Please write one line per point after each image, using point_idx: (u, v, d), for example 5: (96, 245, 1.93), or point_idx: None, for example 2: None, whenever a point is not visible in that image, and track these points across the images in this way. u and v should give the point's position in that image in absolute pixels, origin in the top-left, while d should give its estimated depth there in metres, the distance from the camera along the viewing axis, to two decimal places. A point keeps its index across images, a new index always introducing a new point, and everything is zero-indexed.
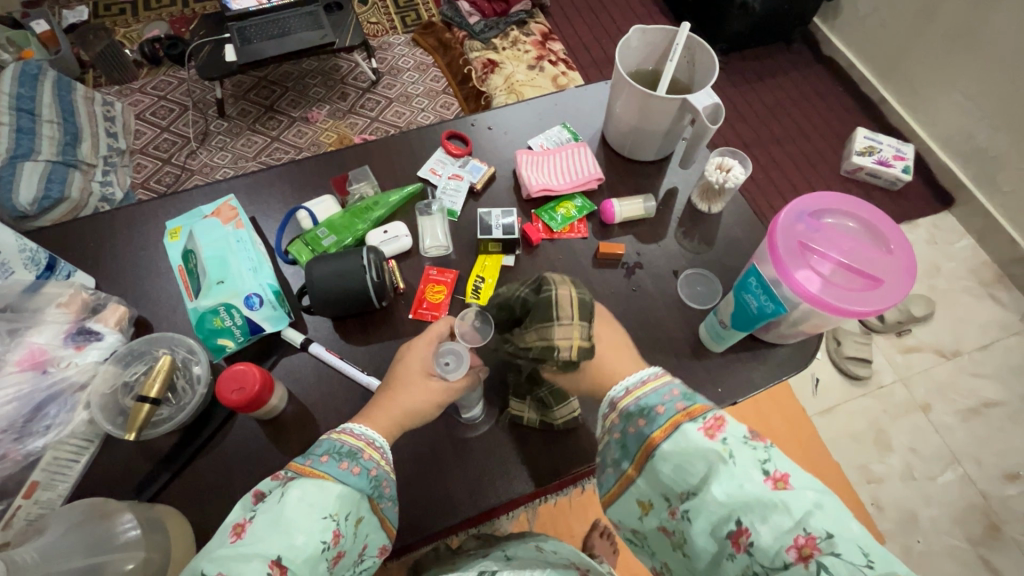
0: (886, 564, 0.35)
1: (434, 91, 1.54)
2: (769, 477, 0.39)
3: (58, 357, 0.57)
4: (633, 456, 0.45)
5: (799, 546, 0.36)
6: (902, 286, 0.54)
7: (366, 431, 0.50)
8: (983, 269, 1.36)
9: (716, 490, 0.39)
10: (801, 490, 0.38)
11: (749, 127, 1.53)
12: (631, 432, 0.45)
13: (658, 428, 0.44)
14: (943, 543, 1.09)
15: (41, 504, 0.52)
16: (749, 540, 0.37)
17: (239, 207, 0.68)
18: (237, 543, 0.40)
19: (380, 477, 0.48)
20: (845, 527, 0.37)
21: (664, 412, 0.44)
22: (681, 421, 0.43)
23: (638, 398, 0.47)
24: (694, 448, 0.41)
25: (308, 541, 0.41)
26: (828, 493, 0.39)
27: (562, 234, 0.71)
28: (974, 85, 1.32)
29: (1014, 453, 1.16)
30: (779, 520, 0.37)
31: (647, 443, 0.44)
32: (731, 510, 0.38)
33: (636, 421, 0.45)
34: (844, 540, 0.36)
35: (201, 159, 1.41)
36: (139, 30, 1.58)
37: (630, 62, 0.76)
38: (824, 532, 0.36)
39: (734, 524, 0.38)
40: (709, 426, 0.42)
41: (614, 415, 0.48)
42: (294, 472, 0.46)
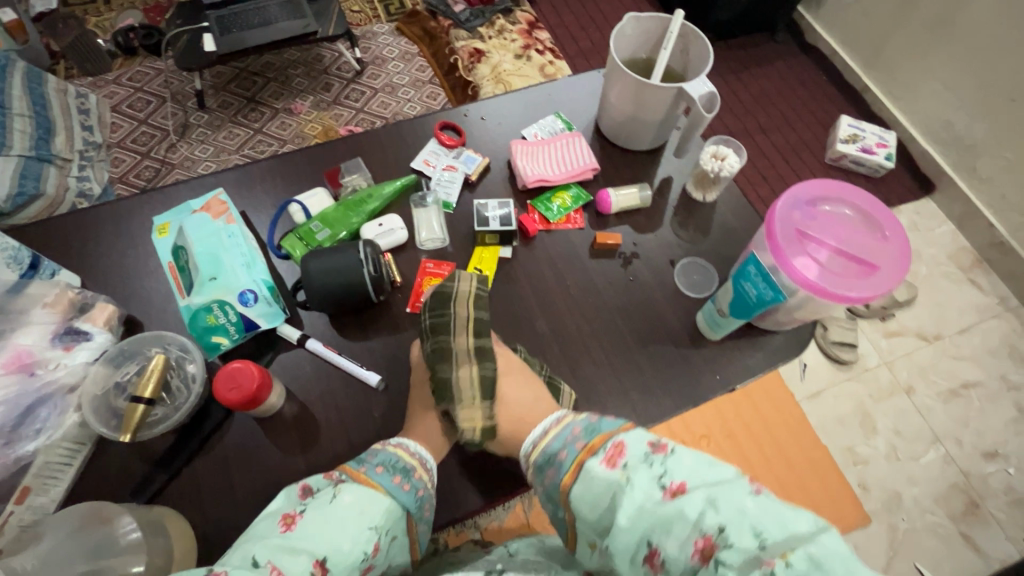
0: (782, 537, 0.38)
1: (419, 81, 1.52)
2: (665, 490, 0.42)
3: (47, 359, 0.55)
4: (558, 503, 0.48)
5: (700, 549, 0.39)
6: (896, 273, 0.55)
7: (418, 449, 0.53)
8: (963, 253, 1.40)
9: (620, 520, 0.42)
10: (694, 491, 0.41)
11: (736, 116, 1.54)
12: (549, 480, 0.49)
13: (566, 474, 0.47)
14: (926, 521, 1.12)
15: (34, 510, 0.51)
16: (660, 557, 0.41)
17: (229, 200, 0.66)
18: (287, 533, 0.44)
19: (426, 499, 0.50)
20: (737, 513, 0.39)
21: (566, 456, 0.48)
22: (584, 458, 0.46)
23: (541, 452, 0.50)
24: (597, 483, 0.45)
25: (353, 548, 0.44)
26: (721, 483, 0.41)
27: (558, 225, 0.71)
28: (954, 73, 1.35)
29: (992, 432, 1.20)
30: (676, 529, 0.40)
31: (561, 490, 0.47)
32: (638, 535, 0.42)
33: (549, 469, 0.49)
34: (734, 528, 0.38)
35: (181, 152, 1.37)
36: (111, 19, 1.53)
37: (624, 51, 0.76)
38: (717, 528, 0.39)
39: (645, 546, 0.41)
40: (609, 456, 0.45)
41: (532, 464, 0.51)
42: (348, 475, 0.49)
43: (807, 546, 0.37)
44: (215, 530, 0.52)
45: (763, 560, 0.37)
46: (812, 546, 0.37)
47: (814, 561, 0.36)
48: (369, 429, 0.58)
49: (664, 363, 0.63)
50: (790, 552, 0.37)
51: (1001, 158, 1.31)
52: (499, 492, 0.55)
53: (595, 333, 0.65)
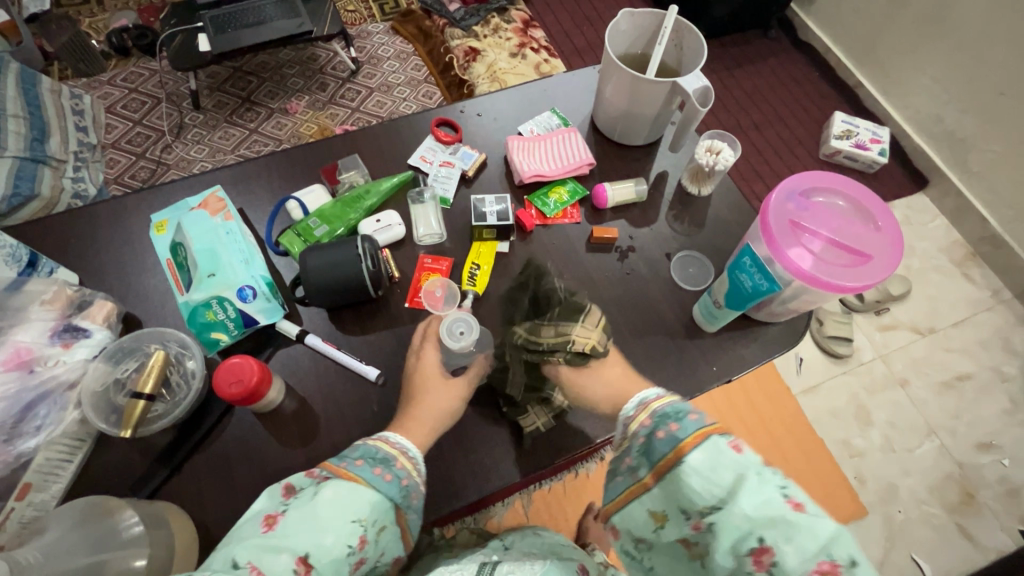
0: None
1: (415, 80, 1.52)
2: (790, 499, 0.38)
3: (45, 356, 0.55)
4: (653, 463, 0.44)
5: (821, 571, 0.36)
6: (890, 261, 0.55)
7: (400, 441, 0.52)
8: (956, 247, 1.41)
9: (744, 506, 0.38)
10: (820, 515, 0.38)
11: (730, 112, 1.55)
12: (659, 437, 0.44)
13: (689, 436, 0.43)
14: (922, 512, 1.13)
15: (35, 506, 0.51)
16: (772, 559, 0.37)
17: (227, 197, 0.66)
18: (268, 534, 0.41)
19: (411, 487, 0.49)
20: (866, 550, 0.37)
21: (694, 420, 0.44)
22: (712, 432, 0.43)
23: (655, 412, 0.47)
24: (724, 461, 0.41)
25: (336, 543, 0.42)
26: (847, 519, 0.39)
27: (555, 220, 0.71)
28: (946, 68, 1.36)
29: (986, 424, 1.21)
30: (804, 542, 0.37)
31: (676, 449, 0.43)
32: (754, 527, 0.38)
33: (665, 426, 0.45)
34: (868, 565, 0.36)
35: (177, 152, 1.37)
36: (105, 20, 1.53)
37: (618, 46, 0.76)
38: (848, 558, 0.36)
39: (756, 541, 0.38)
40: (738, 442, 0.42)
41: (643, 416, 0.48)
42: (328, 472, 0.47)
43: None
44: (217, 524, 0.53)
45: None
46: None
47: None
48: (368, 423, 0.58)
49: (661, 355, 0.64)
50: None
51: (993, 152, 1.32)
52: None
53: None
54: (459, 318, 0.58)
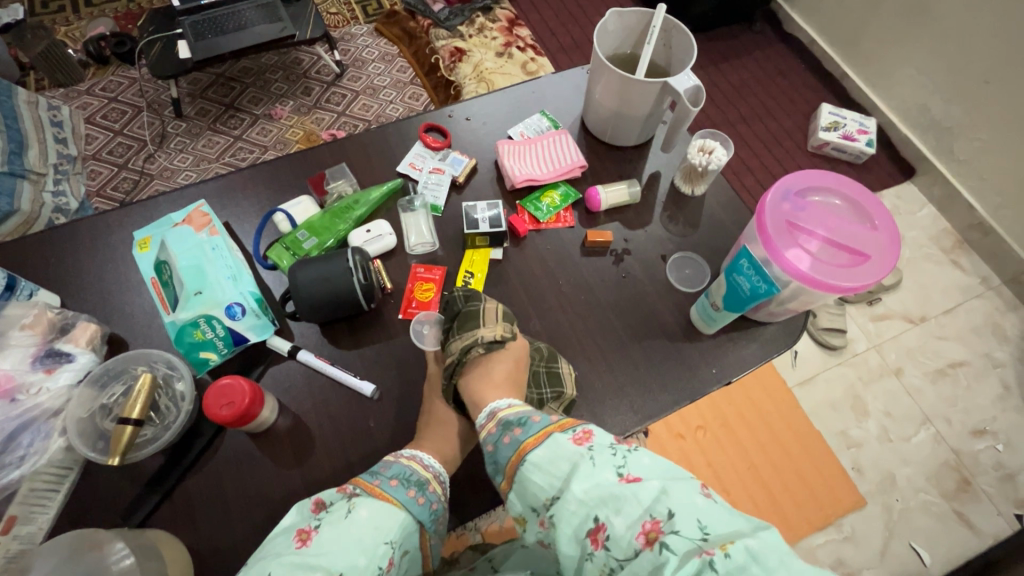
0: (724, 533, 0.37)
1: (401, 82, 1.50)
2: (623, 475, 0.40)
3: (27, 383, 0.53)
4: (504, 471, 0.46)
5: (646, 531, 0.38)
6: (887, 260, 0.55)
7: (433, 463, 0.52)
8: (945, 235, 1.42)
9: (575, 490, 0.40)
10: (649, 479, 0.40)
11: (719, 107, 1.55)
12: (505, 443, 0.46)
13: (530, 436, 0.45)
14: (920, 500, 1.14)
15: (22, 540, 0.49)
16: (605, 534, 0.39)
17: (212, 212, 0.65)
18: (303, 549, 0.43)
19: (439, 513, 0.50)
20: (688, 502, 0.38)
21: (538, 422, 0.46)
22: (553, 431, 0.44)
23: (498, 424, 0.48)
24: (561, 453, 0.42)
25: (368, 564, 0.43)
26: (675, 476, 0.40)
27: (548, 224, 0.70)
28: (930, 58, 1.36)
29: (980, 410, 1.22)
30: (628, 510, 0.39)
31: (519, 452, 0.45)
32: (588, 508, 0.40)
33: (509, 431, 0.46)
34: (683, 516, 0.37)
35: (159, 162, 1.35)
36: (82, 28, 1.49)
37: (607, 46, 0.75)
38: (667, 513, 0.38)
39: (592, 520, 0.40)
40: (578, 435, 0.43)
41: (492, 425, 0.48)
42: (361, 489, 0.48)
43: (746, 538, 0.36)
44: (211, 550, 0.51)
45: (703, 548, 0.36)
46: (752, 539, 0.36)
47: (750, 554, 0.35)
48: (366, 439, 0.57)
49: (660, 359, 0.63)
50: (729, 543, 0.36)
51: (979, 140, 1.32)
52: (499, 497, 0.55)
53: (590, 332, 0.64)
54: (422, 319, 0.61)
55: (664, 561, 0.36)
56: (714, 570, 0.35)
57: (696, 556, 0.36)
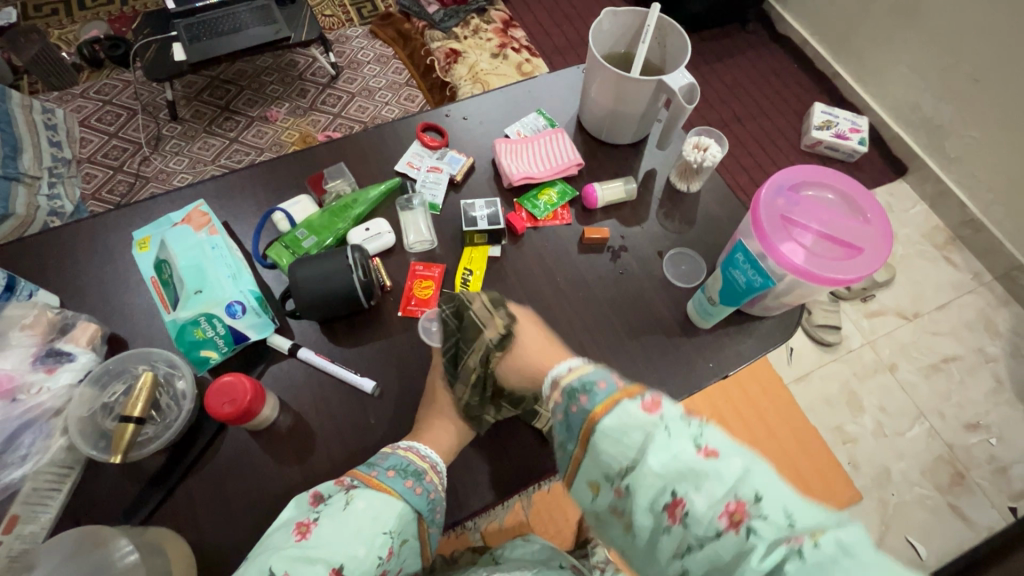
0: (811, 517, 0.33)
1: (396, 84, 1.51)
2: (703, 448, 0.35)
3: (28, 383, 0.53)
4: (576, 437, 0.40)
5: (730, 513, 0.34)
6: (880, 253, 0.56)
7: (430, 454, 0.53)
8: (937, 232, 1.43)
9: (652, 462, 0.35)
10: (731, 455, 0.36)
11: (712, 107, 1.56)
12: (573, 411, 0.41)
13: (598, 404, 0.39)
14: (916, 494, 1.15)
15: (23, 539, 0.49)
16: (685, 510, 0.34)
17: (211, 211, 0.65)
18: (302, 542, 0.43)
19: (437, 501, 0.50)
20: (774, 487, 0.34)
21: (604, 388, 0.40)
22: (621, 398, 0.39)
23: (566, 380, 0.42)
24: (631, 421, 0.37)
25: (367, 554, 0.44)
26: (757, 455, 0.36)
27: (545, 222, 0.71)
28: (920, 57, 1.38)
29: (973, 404, 1.24)
30: (711, 488, 0.34)
31: (588, 420, 0.39)
32: (666, 482, 0.35)
33: (575, 395, 0.41)
34: (772, 499, 0.33)
35: (155, 165, 1.35)
36: (75, 31, 1.49)
37: (602, 46, 0.76)
38: (754, 494, 0.34)
39: (669, 495, 0.35)
40: (649, 403, 0.38)
41: (558, 393, 0.43)
42: (359, 481, 0.48)
43: (834, 529, 0.33)
44: (212, 548, 0.51)
45: (790, 536, 0.33)
46: (847, 531, 0.33)
47: (841, 546, 0.32)
48: (367, 436, 0.57)
49: (658, 354, 0.64)
50: (819, 533, 0.32)
51: (969, 137, 1.34)
52: (500, 491, 0.56)
53: (588, 328, 0.65)
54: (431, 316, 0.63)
55: (750, 546, 0.33)
56: (802, 561, 0.32)
57: (782, 543, 0.32)
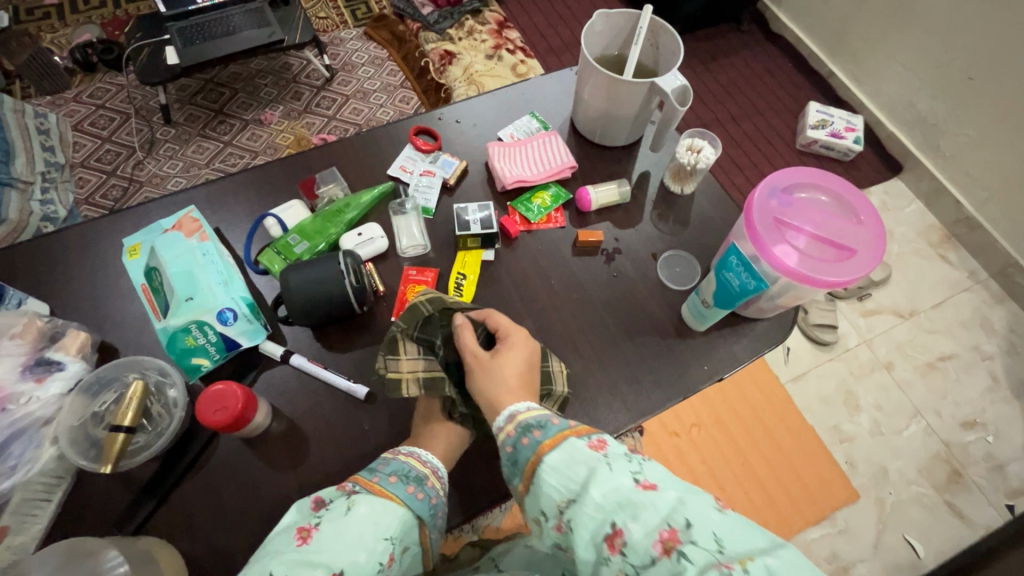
0: (741, 546, 0.37)
1: (391, 86, 1.50)
2: (640, 481, 0.40)
3: (17, 393, 0.53)
4: (521, 472, 0.45)
5: (664, 540, 0.37)
6: (873, 255, 0.56)
7: (430, 459, 0.52)
8: (933, 230, 1.43)
9: (594, 493, 0.39)
10: (669, 489, 0.40)
11: (707, 107, 1.56)
12: (524, 444, 0.45)
13: (549, 437, 0.44)
14: (913, 492, 1.15)
15: (13, 550, 0.49)
16: (622, 540, 0.38)
17: (202, 217, 0.64)
18: (303, 548, 0.43)
19: (438, 507, 0.50)
20: (707, 516, 0.38)
21: (556, 425, 0.45)
22: (570, 435, 0.44)
23: (516, 426, 0.47)
24: (578, 456, 0.42)
25: (368, 560, 0.43)
26: (692, 488, 0.40)
27: (539, 225, 0.71)
28: (915, 56, 1.38)
29: (969, 402, 1.24)
30: (646, 516, 0.38)
31: (536, 454, 0.44)
32: (606, 513, 0.39)
33: (528, 433, 0.45)
34: (702, 526, 0.37)
35: (149, 169, 1.34)
36: (68, 35, 1.48)
37: (595, 48, 0.76)
38: (686, 522, 0.37)
39: (609, 526, 0.39)
40: (595, 443, 0.43)
41: (510, 427, 0.47)
42: (360, 486, 0.48)
43: (765, 556, 0.36)
44: (205, 558, 0.51)
45: (721, 562, 0.36)
46: (772, 559, 0.36)
47: (768, 571, 0.35)
48: (360, 443, 0.57)
49: (653, 357, 0.64)
50: (748, 561, 0.36)
51: (964, 135, 1.34)
52: (495, 497, 0.55)
53: (582, 331, 0.65)
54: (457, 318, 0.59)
55: (682, 570, 0.36)
56: None
57: (713, 568, 0.35)
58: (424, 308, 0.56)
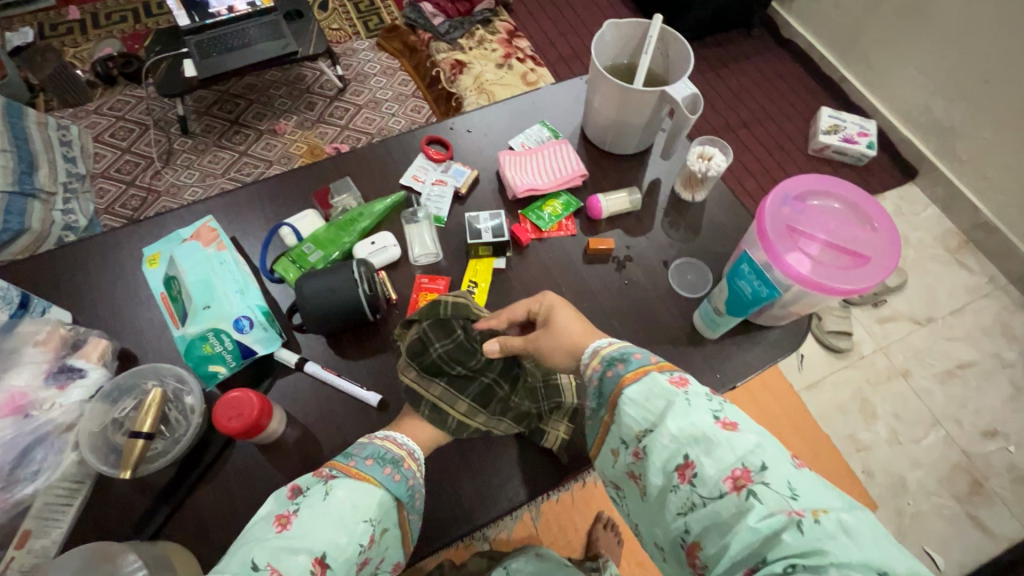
0: (815, 499, 0.37)
1: (403, 95, 1.52)
2: (720, 420, 0.41)
3: (41, 399, 0.54)
4: (606, 402, 0.46)
5: (735, 478, 0.38)
6: (888, 261, 0.55)
7: (407, 441, 0.53)
8: (949, 236, 1.41)
9: (670, 425, 0.41)
10: (748, 433, 0.40)
11: (718, 113, 1.55)
12: (608, 376, 0.47)
13: (631, 371, 0.46)
14: (932, 503, 1.13)
15: (35, 554, 0.50)
16: (693, 471, 0.39)
17: (219, 227, 0.66)
18: (283, 534, 0.42)
19: (416, 488, 0.50)
20: (784, 465, 0.38)
21: (639, 358, 0.46)
22: (652, 369, 0.45)
23: (599, 362, 0.48)
24: (658, 389, 0.43)
25: (349, 542, 0.43)
26: (770, 438, 0.40)
27: (550, 233, 0.71)
28: (928, 59, 1.37)
29: (989, 410, 1.21)
30: (721, 453, 0.39)
31: (618, 385, 0.45)
32: (679, 445, 0.40)
33: (613, 366, 0.47)
34: (777, 472, 0.37)
35: (167, 179, 1.37)
36: (90, 49, 1.52)
37: (605, 57, 0.77)
38: (760, 466, 0.38)
39: (681, 457, 0.40)
40: (676, 379, 0.44)
41: (595, 362, 0.49)
42: (337, 471, 0.47)
43: (840, 513, 0.35)
44: (221, 563, 0.52)
45: (791, 509, 0.36)
46: (847, 513, 0.35)
47: (843, 525, 0.35)
48: None
49: (665, 365, 0.63)
50: (820, 511, 0.36)
51: (980, 139, 1.33)
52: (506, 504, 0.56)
53: None
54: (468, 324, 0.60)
55: (750, 507, 0.36)
56: (800, 530, 0.35)
57: (782, 515, 0.36)
58: (443, 308, 0.60)
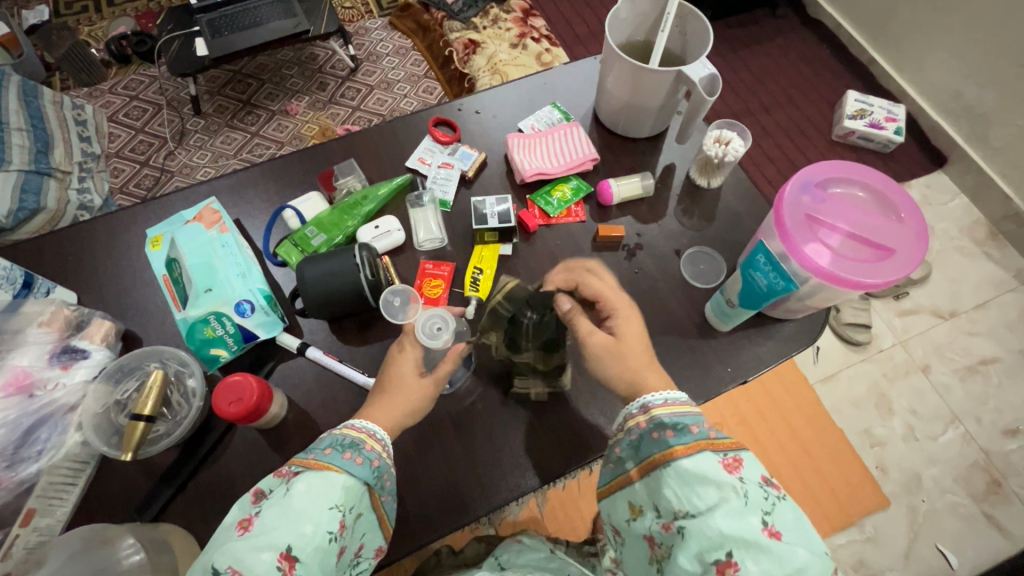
0: None
1: (415, 76, 1.50)
2: (767, 527, 0.40)
3: (44, 379, 0.54)
4: (640, 460, 0.47)
5: None
6: (913, 255, 0.53)
7: (366, 423, 0.49)
8: (977, 227, 1.36)
9: (720, 520, 0.41)
10: (796, 544, 0.40)
11: (738, 96, 1.50)
12: (653, 438, 0.47)
13: (682, 444, 0.45)
14: (948, 501, 1.10)
15: (40, 532, 0.51)
16: (736, 571, 0.39)
17: (222, 209, 0.65)
18: (244, 536, 0.41)
19: (383, 468, 0.48)
20: None
21: (695, 432, 0.46)
22: (705, 448, 0.45)
23: (647, 420, 0.48)
24: (710, 475, 0.43)
25: (316, 531, 0.42)
26: (818, 550, 0.40)
27: (558, 219, 0.69)
28: (963, 41, 1.30)
29: (1013, 409, 1.17)
30: (768, 563, 0.39)
31: (665, 453, 0.46)
32: (725, 541, 0.40)
33: (661, 431, 0.47)
34: None
35: (179, 159, 1.37)
36: (104, 28, 1.52)
37: (620, 36, 0.74)
38: None
39: (724, 554, 0.40)
40: (729, 462, 0.44)
41: (642, 419, 0.48)
42: (298, 467, 0.45)
43: None
44: None
45: None
46: None
47: None
48: None
49: (674, 358, 0.62)
50: None
51: (1014, 126, 1.27)
52: (506, 496, 0.55)
53: None
54: (433, 315, 0.54)
55: None
56: None
57: None
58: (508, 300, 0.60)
